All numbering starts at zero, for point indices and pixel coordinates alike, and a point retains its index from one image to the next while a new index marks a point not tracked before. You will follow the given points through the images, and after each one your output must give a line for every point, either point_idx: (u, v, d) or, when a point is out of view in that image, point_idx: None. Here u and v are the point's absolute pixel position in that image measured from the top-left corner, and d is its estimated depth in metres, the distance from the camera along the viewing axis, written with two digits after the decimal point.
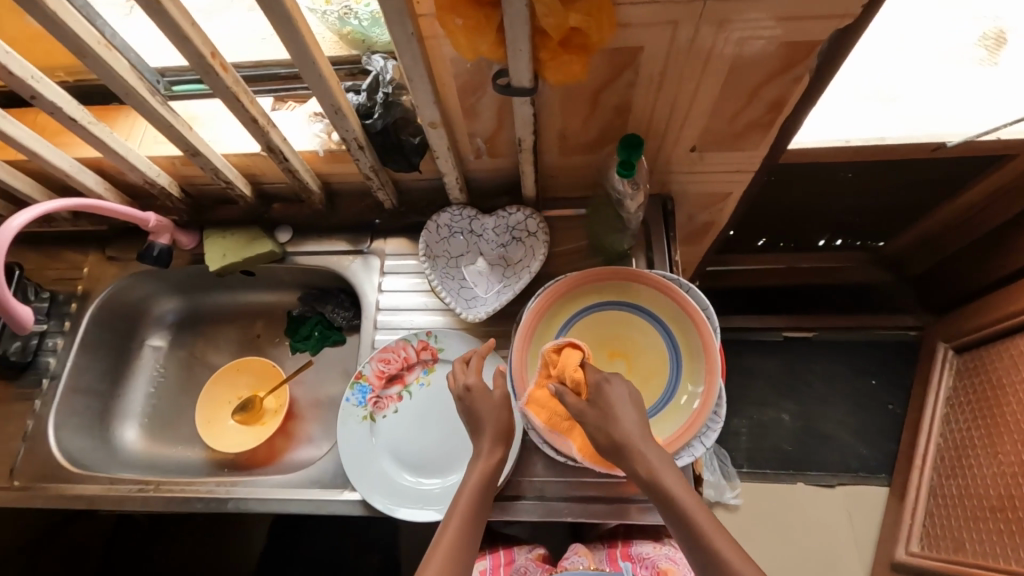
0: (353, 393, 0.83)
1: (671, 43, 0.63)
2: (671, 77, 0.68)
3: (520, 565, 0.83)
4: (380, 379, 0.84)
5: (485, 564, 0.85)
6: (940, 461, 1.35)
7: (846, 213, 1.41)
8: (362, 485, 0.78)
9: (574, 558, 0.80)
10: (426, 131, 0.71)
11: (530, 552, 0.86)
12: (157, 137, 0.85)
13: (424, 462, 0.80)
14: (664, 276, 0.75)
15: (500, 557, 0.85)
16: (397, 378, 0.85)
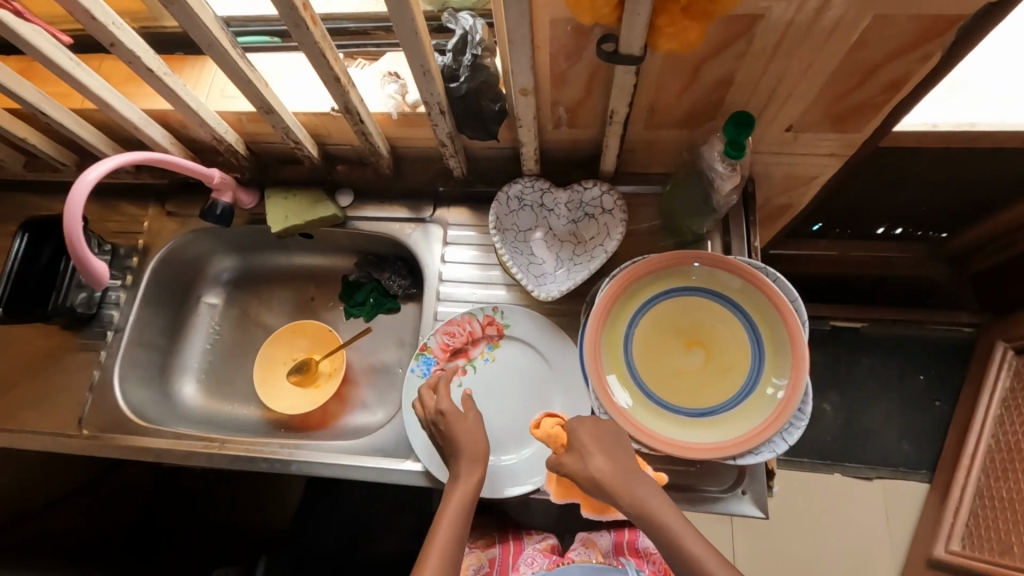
0: (417, 365, 0.82)
1: (795, 14, 0.57)
2: (786, 50, 0.62)
3: (527, 555, 0.85)
4: (445, 352, 0.83)
5: (495, 553, 0.87)
6: (990, 462, 1.30)
7: (915, 204, 1.30)
8: (429, 458, 0.79)
9: (581, 550, 0.82)
10: (514, 99, 0.67)
11: (539, 542, 0.88)
12: (224, 90, 0.82)
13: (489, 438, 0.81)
14: (751, 264, 0.71)
15: (510, 546, 0.88)
16: (462, 352, 0.84)
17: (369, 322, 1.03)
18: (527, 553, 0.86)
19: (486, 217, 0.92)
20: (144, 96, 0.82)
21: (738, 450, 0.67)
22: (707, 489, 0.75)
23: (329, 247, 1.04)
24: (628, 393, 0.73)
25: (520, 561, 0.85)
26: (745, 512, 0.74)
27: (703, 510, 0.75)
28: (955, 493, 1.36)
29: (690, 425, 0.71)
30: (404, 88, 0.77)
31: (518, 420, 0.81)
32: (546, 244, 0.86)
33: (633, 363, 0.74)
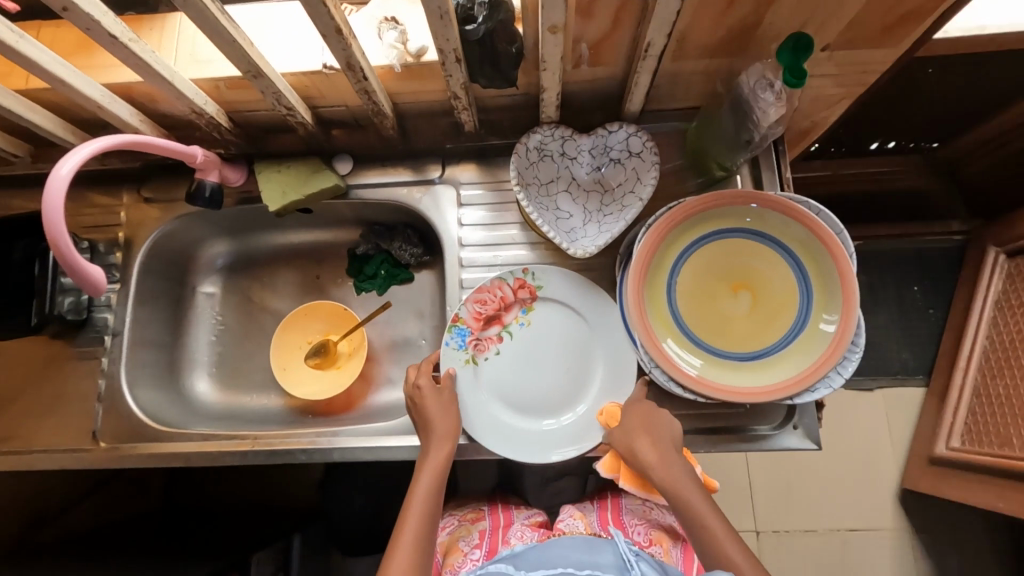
0: (452, 337, 0.78)
1: None
2: None
3: (516, 528, 0.85)
4: (478, 321, 0.79)
5: (485, 525, 0.88)
6: (985, 363, 1.18)
7: (920, 114, 1.19)
8: (478, 430, 0.76)
9: (569, 521, 0.84)
10: (541, 38, 0.60)
11: (527, 518, 0.89)
12: (194, 53, 0.71)
13: (537, 404, 0.78)
14: (793, 199, 0.67)
15: (499, 520, 0.88)
16: (496, 319, 0.79)
17: (383, 295, 0.98)
18: (515, 525, 0.86)
19: (500, 172, 0.86)
20: (102, 68, 0.71)
21: (796, 390, 0.66)
22: (756, 428, 0.76)
23: (330, 220, 0.96)
24: (676, 344, 0.72)
25: (508, 532, 0.84)
26: (793, 445, 0.75)
27: (757, 450, 0.75)
28: (952, 396, 1.24)
29: (742, 370, 0.70)
30: (405, 35, 0.68)
31: (564, 382, 0.79)
32: (571, 195, 0.80)
33: (677, 313, 0.72)
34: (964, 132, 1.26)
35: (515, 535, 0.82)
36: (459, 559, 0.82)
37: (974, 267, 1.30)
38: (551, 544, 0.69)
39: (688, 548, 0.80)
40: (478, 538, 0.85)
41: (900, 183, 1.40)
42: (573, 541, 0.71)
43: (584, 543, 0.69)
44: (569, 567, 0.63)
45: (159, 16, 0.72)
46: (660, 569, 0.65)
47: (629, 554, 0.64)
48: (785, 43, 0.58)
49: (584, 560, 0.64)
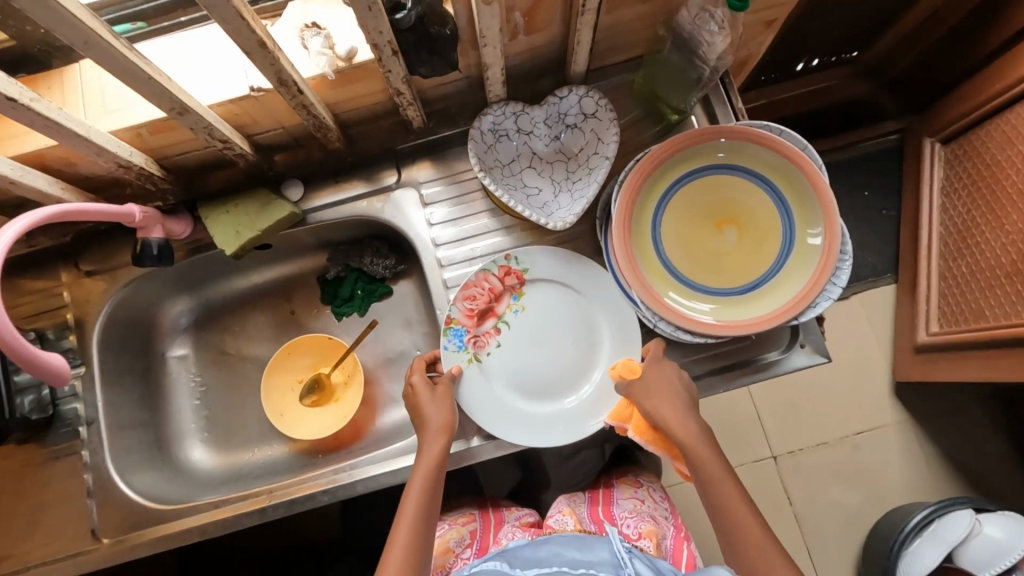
0: (449, 340, 0.75)
1: None
2: None
3: (507, 529, 0.84)
4: (472, 317, 0.76)
5: (475, 524, 0.86)
6: (946, 247, 1.20)
7: (839, 27, 1.21)
8: (499, 427, 0.74)
9: (559, 516, 0.81)
10: (476, 12, 0.57)
11: (518, 519, 0.88)
12: (106, 103, 0.65)
13: (550, 386, 0.77)
14: (754, 125, 0.67)
15: (490, 519, 0.87)
16: (489, 312, 0.77)
17: (365, 316, 0.94)
18: (507, 526, 0.85)
19: (457, 162, 0.83)
20: (6, 139, 0.64)
21: (800, 309, 0.66)
22: (764, 355, 0.76)
23: (292, 251, 0.91)
24: (674, 293, 0.71)
25: (499, 531, 0.83)
26: (803, 363, 0.76)
27: (770, 377, 0.76)
28: (921, 284, 1.26)
29: (744, 304, 0.71)
30: (330, 38, 0.64)
31: (571, 357, 0.77)
32: (536, 169, 0.79)
33: (669, 262, 0.72)
34: (881, 33, 1.28)
35: (505, 535, 0.81)
36: (450, 559, 0.79)
37: (913, 159, 1.32)
38: (544, 541, 0.73)
39: (681, 538, 0.81)
40: (469, 537, 0.83)
41: (834, 95, 1.42)
42: (569, 540, 0.73)
43: (576, 539, 0.73)
44: (563, 566, 0.67)
45: (56, 71, 0.66)
46: (653, 565, 0.70)
47: (624, 551, 0.69)
48: None
49: (577, 558, 0.69)
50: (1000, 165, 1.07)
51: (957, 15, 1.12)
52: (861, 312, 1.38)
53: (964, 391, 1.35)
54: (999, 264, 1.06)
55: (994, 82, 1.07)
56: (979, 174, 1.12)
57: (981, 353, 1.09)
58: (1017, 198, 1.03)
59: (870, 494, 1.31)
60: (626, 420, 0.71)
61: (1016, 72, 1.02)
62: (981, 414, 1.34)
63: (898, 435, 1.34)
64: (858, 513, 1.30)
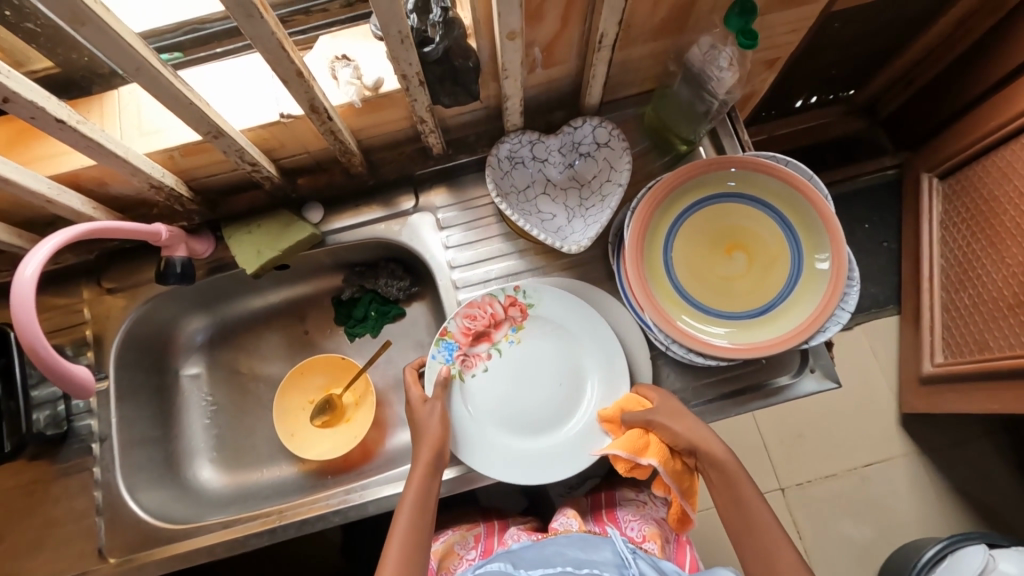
0: (439, 351, 0.76)
1: None
2: None
3: (513, 530, 0.82)
4: (467, 336, 0.77)
5: (480, 529, 0.86)
6: (948, 279, 1.22)
7: (837, 67, 1.26)
8: (484, 459, 0.73)
9: (563, 519, 0.79)
10: (499, 47, 0.61)
11: (522, 524, 0.87)
12: (142, 127, 0.68)
13: (537, 421, 0.76)
14: (759, 155, 0.70)
15: (494, 524, 0.87)
16: (485, 335, 0.78)
17: (377, 337, 0.95)
18: (511, 529, 0.84)
19: (473, 188, 0.86)
20: (45, 159, 0.67)
21: (810, 333, 0.67)
22: (775, 380, 0.77)
23: (307, 272, 0.93)
24: (685, 315, 0.73)
25: (504, 535, 0.83)
26: (813, 388, 0.76)
27: (780, 401, 0.77)
28: (925, 315, 1.27)
29: (755, 328, 0.72)
30: (359, 69, 0.68)
31: (563, 395, 0.77)
32: (550, 196, 0.81)
33: (681, 286, 0.73)
34: (876, 72, 1.33)
35: (510, 537, 0.80)
36: (455, 562, 0.79)
37: (911, 192, 1.35)
38: (549, 542, 0.73)
39: (683, 542, 0.82)
40: (473, 540, 0.83)
41: (832, 131, 1.47)
42: (572, 541, 0.72)
43: (580, 540, 0.73)
44: (568, 566, 0.67)
45: (96, 95, 0.69)
46: (656, 565, 0.70)
47: (627, 551, 0.69)
48: (732, 9, 0.62)
49: (581, 558, 0.69)
50: (997, 199, 1.10)
51: (949, 57, 1.18)
52: (866, 342, 1.39)
53: (972, 422, 1.35)
54: (1002, 296, 1.08)
55: (989, 120, 1.11)
56: (977, 209, 1.15)
57: (987, 383, 1.09)
58: (1016, 232, 1.05)
59: (882, 527, 1.29)
60: (641, 452, 0.68)
61: (1009, 111, 1.06)
62: (990, 446, 1.34)
63: (908, 467, 1.33)
64: (871, 547, 1.28)
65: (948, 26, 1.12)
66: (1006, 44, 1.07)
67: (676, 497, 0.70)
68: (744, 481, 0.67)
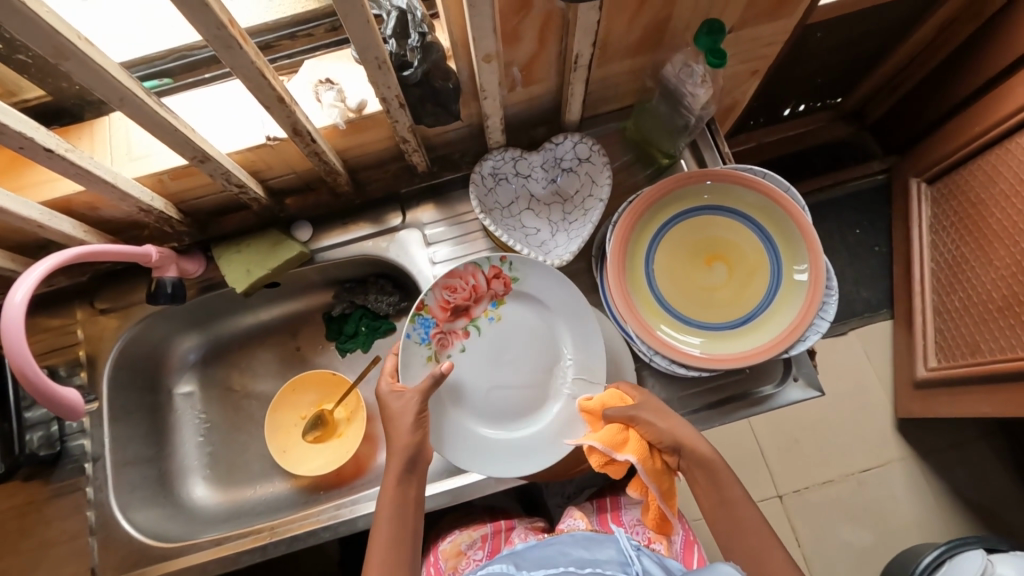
0: (415, 329, 0.73)
1: None
2: None
3: (519, 530, 0.82)
4: (445, 311, 0.74)
5: (485, 530, 0.84)
6: (939, 282, 1.23)
7: (822, 75, 1.28)
8: (463, 453, 0.73)
9: (570, 521, 0.80)
10: (477, 69, 0.63)
11: (529, 523, 0.86)
12: (132, 152, 0.70)
13: (512, 408, 0.76)
14: (737, 168, 0.72)
15: (500, 523, 0.85)
16: (463, 311, 0.75)
17: (369, 351, 0.96)
18: (518, 529, 0.83)
19: (459, 204, 0.87)
20: (37, 185, 0.68)
21: (789, 343, 0.68)
22: (760, 388, 0.78)
23: (299, 289, 0.95)
24: (666, 326, 0.74)
25: (511, 533, 0.83)
26: (798, 396, 0.77)
27: (764, 410, 0.78)
28: (917, 318, 1.28)
29: (737, 337, 0.73)
30: (342, 92, 0.70)
31: (539, 382, 0.77)
32: (534, 212, 0.83)
33: (662, 297, 0.74)
34: (861, 80, 1.35)
35: (517, 536, 0.80)
36: (461, 562, 0.81)
37: (900, 197, 1.36)
38: (552, 543, 0.67)
39: (689, 541, 0.80)
40: (479, 541, 0.82)
41: (822, 138, 1.49)
42: (576, 540, 0.67)
43: (584, 539, 0.68)
44: (570, 566, 0.61)
45: (86, 122, 0.71)
46: (661, 564, 0.64)
47: (630, 548, 0.63)
48: (701, 30, 0.65)
49: (585, 558, 0.63)
50: (984, 202, 1.11)
51: (931, 64, 1.19)
52: (859, 347, 1.39)
53: (968, 425, 1.35)
54: (992, 299, 1.09)
55: (973, 125, 1.13)
56: (965, 213, 1.16)
57: (980, 386, 1.10)
58: (1003, 235, 1.07)
59: (880, 532, 1.29)
60: (620, 446, 0.66)
61: (992, 116, 1.08)
62: (987, 449, 1.33)
63: (905, 471, 1.33)
64: (870, 552, 1.28)
65: (930, 33, 1.14)
66: (988, 51, 1.08)
67: (654, 498, 0.68)
68: (733, 491, 0.67)
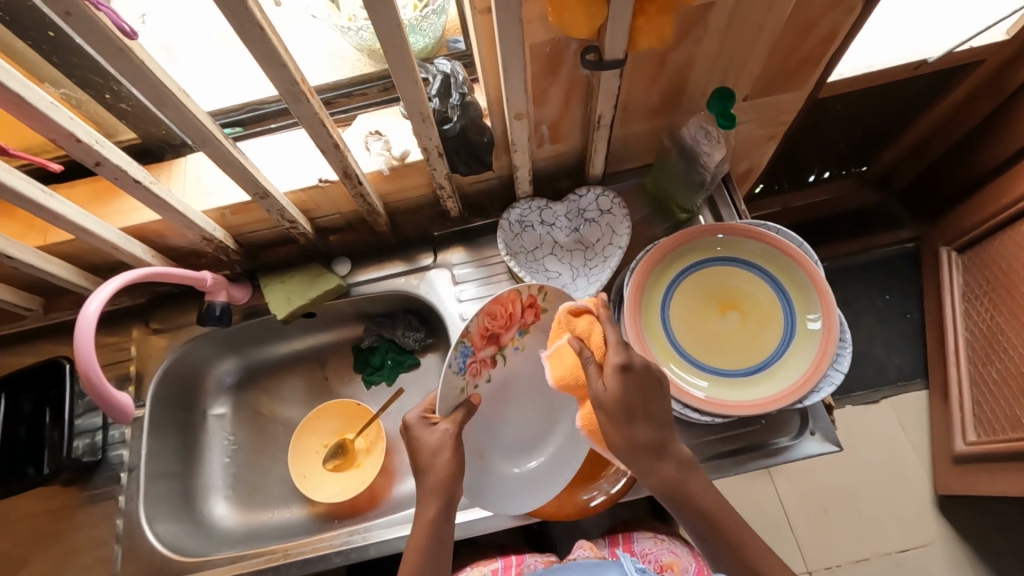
0: (455, 358, 0.66)
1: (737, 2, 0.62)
2: (733, 35, 0.67)
3: (529, 563, 0.80)
4: (482, 338, 0.68)
5: (497, 565, 0.81)
6: (974, 352, 1.20)
7: (844, 144, 1.32)
8: (506, 500, 0.74)
9: (580, 551, 0.79)
10: (509, 126, 0.70)
11: (541, 556, 0.82)
12: (202, 188, 0.79)
13: (527, 442, 0.79)
14: (751, 223, 0.76)
15: (511, 558, 0.82)
16: (497, 337, 0.70)
17: (392, 385, 1.00)
18: (528, 561, 0.80)
19: (487, 248, 0.94)
20: (118, 213, 0.78)
21: (803, 392, 0.69)
22: (776, 440, 0.78)
23: (333, 321, 1.00)
24: (681, 371, 0.75)
25: (522, 564, 0.80)
26: (815, 450, 0.76)
27: (780, 462, 0.77)
28: (953, 391, 1.24)
29: (752, 385, 0.74)
30: (389, 143, 0.78)
31: (546, 411, 0.80)
32: (557, 257, 0.88)
33: (677, 343, 0.76)
34: (885, 150, 1.39)
35: (528, 567, 0.79)
36: None
37: (931, 265, 1.36)
38: (560, 569, 0.68)
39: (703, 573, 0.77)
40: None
41: (849, 204, 1.50)
42: (582, 567, 0.66)
43: (592, 565, 0.67)
44: None
45: (167, 161, 0.81)
46: None
47: None
48: (712, 98, 0.71)
49: None
50: (1015, 272, 1.10)
51: (954, 136, 1.23)
52: (892, 416, 1.34)
53: (1016, 506, 1.27)
54: None
55: (998, 197, 1.14)
56: (997, 281, 1.15)
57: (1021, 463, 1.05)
58: None
59: None
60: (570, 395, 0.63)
61: (1019, 187, 1.09)
62: None
63: (947, 553, 1.24)
64: None
65: (952, 107, 1.18)
66: (1006, 131, 1.12)
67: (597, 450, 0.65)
68: None
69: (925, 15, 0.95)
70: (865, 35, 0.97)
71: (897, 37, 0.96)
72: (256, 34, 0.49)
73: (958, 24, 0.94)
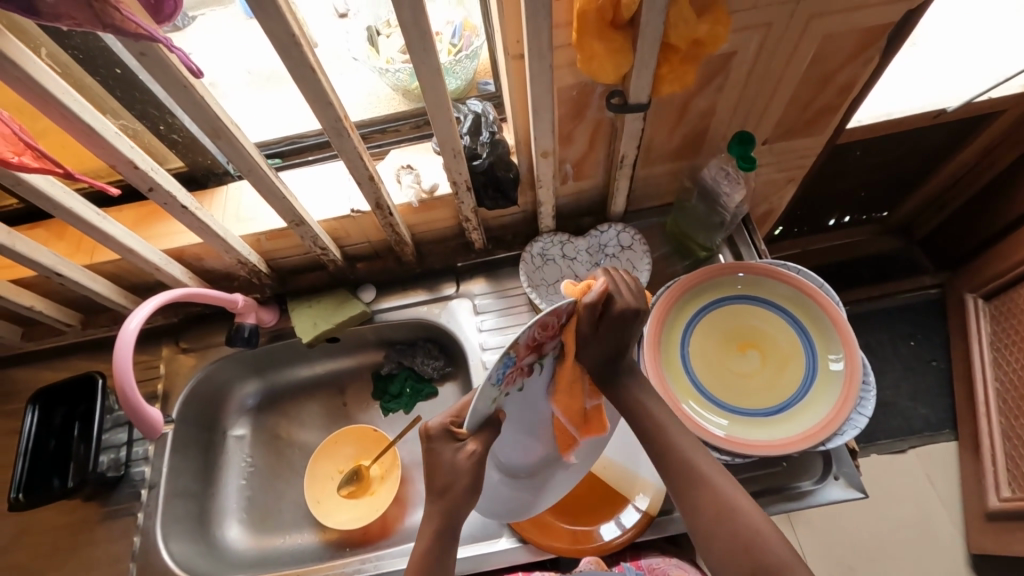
0: (497, 370, 0.51)
1: (758, 52, 0.65)
2: (753, 82, 0.70)
3: None
4: (528, 348, 0.54)
5: None
6: (1005, 404, 1.17)
7: (863, 190, 1.33)
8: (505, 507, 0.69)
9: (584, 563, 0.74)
10: (535, 163, 0.73)
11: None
12: (242, 214, 0.83)
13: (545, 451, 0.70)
14: (770, 263, 0.78)
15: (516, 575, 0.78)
16: (540, 346, 0.56)
17: (410, 413, 1.01)
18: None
19: (508, 280, 0.96)
20: (161, 235, 0.82)
21: (825, 436, 0.68)
22: (797, 484, 0.76)
23: (353, 346, 1.03)
24: (701, 409, 0.74)
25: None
26: (838, 496, 0.75)
27: (802, 508, 0.75)
28: (985, 443, 1.20)
29: (774, 426, 0.73)
30: (419, 177, 0.82)
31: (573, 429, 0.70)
32: None
33: (697, 381, 0.76)
34: (907, 197, 1.39)
35: None
36: None
37: (956, 312, 1.34)
38: None
39: None
40: None
41: (869, 249, 1.50)
42: None
43: None
44: None
45: (211, 189, 0.86)
46: None
47: None
48: (732, 141, 0.73)
49: None
50: None
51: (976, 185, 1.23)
52: (921, 467, 1.30)
53: None
54: None
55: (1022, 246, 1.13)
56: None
57: None
58: None
59: None
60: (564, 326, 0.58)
61: None
62: None
63: None
64: None
65: (973, 156, 1.19)
66: None
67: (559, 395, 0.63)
68: None
69: (943, 67, 0.98)
70: (883, 85, 0.99)
71: (914, 88, 0.98)
72: (308, 77, 0.53)
73: (977, 75, 0.96)
